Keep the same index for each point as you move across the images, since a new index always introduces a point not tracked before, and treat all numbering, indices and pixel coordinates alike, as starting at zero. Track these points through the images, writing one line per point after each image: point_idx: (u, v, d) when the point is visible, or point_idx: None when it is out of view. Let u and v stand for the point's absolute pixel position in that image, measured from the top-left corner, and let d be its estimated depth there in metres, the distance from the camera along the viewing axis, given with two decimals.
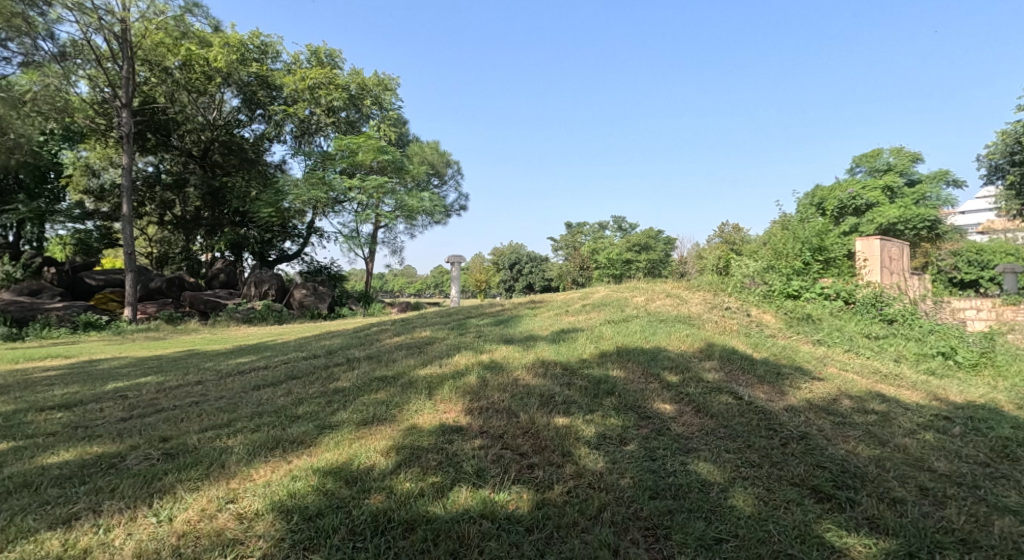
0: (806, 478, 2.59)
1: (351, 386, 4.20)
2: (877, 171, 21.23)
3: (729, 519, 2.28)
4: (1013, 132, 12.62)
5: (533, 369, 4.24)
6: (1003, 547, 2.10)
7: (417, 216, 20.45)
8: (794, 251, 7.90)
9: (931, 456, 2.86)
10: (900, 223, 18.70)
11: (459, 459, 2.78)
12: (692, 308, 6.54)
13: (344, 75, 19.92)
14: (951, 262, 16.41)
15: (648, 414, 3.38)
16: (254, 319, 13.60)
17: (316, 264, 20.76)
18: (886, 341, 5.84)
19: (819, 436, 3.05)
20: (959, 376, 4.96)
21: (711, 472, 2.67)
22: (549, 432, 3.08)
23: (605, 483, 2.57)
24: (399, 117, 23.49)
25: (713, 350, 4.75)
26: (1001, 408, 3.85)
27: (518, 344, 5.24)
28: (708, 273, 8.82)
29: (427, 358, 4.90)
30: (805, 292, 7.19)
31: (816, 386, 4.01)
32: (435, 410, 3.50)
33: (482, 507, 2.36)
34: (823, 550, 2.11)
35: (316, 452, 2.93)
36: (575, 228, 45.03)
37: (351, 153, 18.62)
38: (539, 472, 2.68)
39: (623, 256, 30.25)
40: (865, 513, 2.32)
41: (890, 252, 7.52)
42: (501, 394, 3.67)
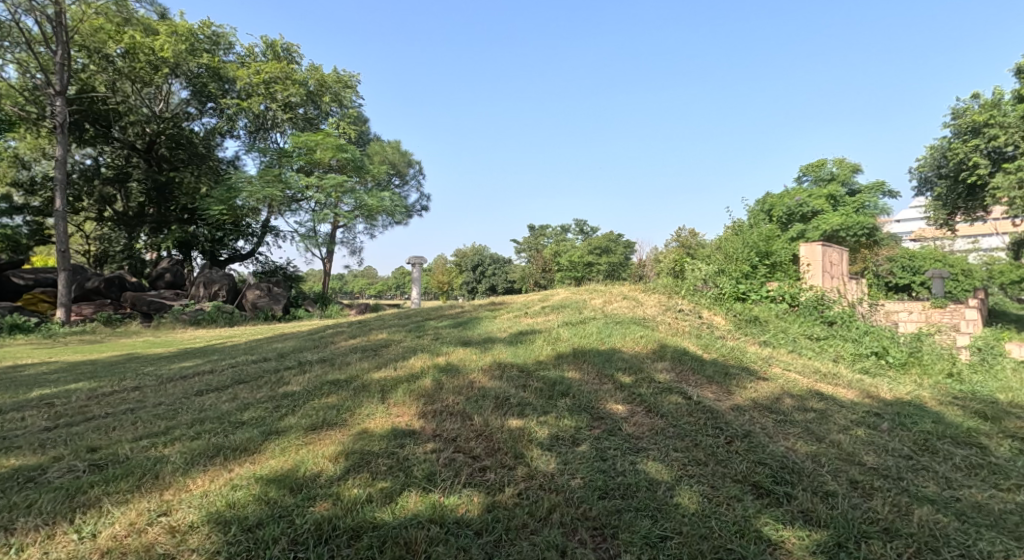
0: (748, 475, 2.69)
1: (301, 390, 4.06)
2: (822, 181, 22.38)
3: (674, 516, 2.34)
4: (940, 146, 13.52)
5: (490, 372, 4.22)
6: (921, 534, 2.23)
7: (377, 216, 20.11)
8: (743, 255, 8.23)
9: (862, 451, 3.03)
10: (843, 231, 19.89)
11: (410, 463, 2.73)
12: (647, 310, 6.73)
13: (301, 70, 19.37)
14: (886, 267, 17.47)
15: (601, 415, 3.43)
16: (203, 320, 13.03)
17: (271, 264, 20.09)
18: (826, 342, 6.18)
19: (761, 434, 3.17)
20: (890, 375, 5.28)
21: (658, 471, 2.74)
22: (503, 434, 3.08)
23: (556, 484, 2.59)
24: (360, 115, 23.05)
25: (665, 351, 4.89)
26: (925, 403, 4.13)
27: (476, 346, 5.24)
28: (664, 275, 9.09)
29: (382, 361, 4.80)
30: (752, 294, 7.52)
31: (760, 386, 4.19)
32: (388, 414, 3.44)
33: (432, 512, 2.33)
34: (760, 543, 2.19)
35: (259, 460, 2.82)
36: (537, 230, 45.57)
37: (308, 151, 18.09)
38: (490, 475, 2.68)
39: (585, 259, 31.89)
40: (800, 506, 2.43)
41: (830, 257, 7.90)
42: (455, 397, 3.64)
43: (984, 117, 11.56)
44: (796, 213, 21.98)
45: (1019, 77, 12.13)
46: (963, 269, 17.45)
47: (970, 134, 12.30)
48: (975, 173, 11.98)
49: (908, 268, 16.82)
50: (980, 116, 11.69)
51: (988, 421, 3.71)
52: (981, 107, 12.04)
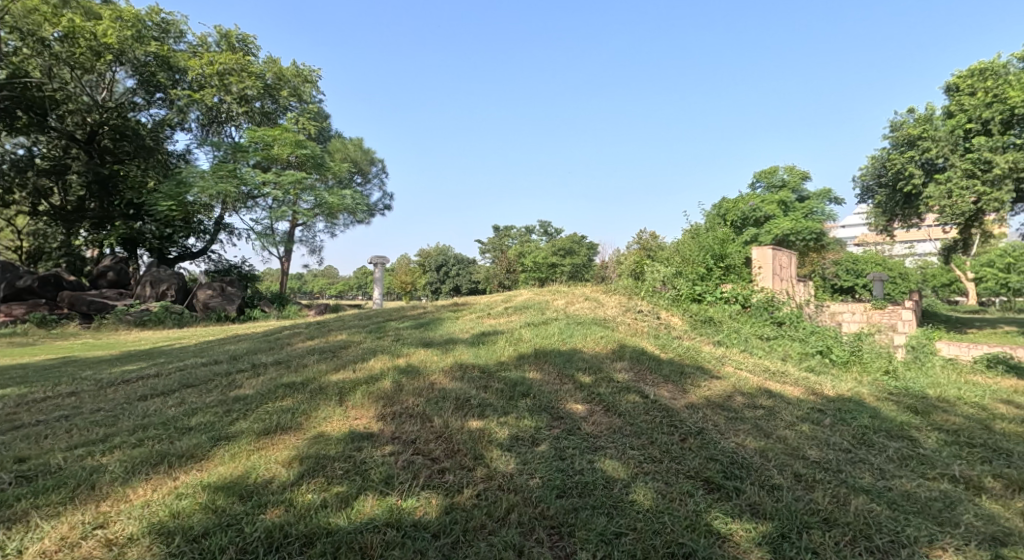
0: (700, 471, 2.78)
1: (254, 393, 3.93)
2: (774, 187, 23.32)
3: (629, 513, 2.39)
4: (881, 156, 14.29)
5: (451, 373, 4.20)
6: (856, 523, 2.36)
7: (338, 214, 19.68)
8: (699, 258, 8.48)
9: (806, 445, 3.18)
10: (793, 235, 20.84)
11: (367, 466, 2.69)
12: (607, 311, 6.85)
13: (258, 62, 18.70)
14: (833, 271, 18.36)
15: (561, 415, 3.47)
16: (149, 321, 12.41)
17: (224, 263, 19.32)
18: (775, 342, 6.45)
19: (713, 431, 3.29)
20: (833, 373, 5.56)
21: (615, 469, 2.79)
22: (462, 436, 3.07)
23: (514, 485, 2.60)
24: (320, 111, 22.46)
25: (624, 351, 4.99)
26: (864, 399, 4.37)
27: (437, 347, 5.20)
28: (624, 277, 9.26)
29: (340, 363, 4.71)
30: (707, 296, 7.76)
31: (713, 384, 4.34)
32: (345, 417, 3.37)
33: (388, 515, 2.30)
34: (709, 537, 2.27)
35: (206, 466, 2.71)
36: (502, 230, 45.77)
37: (265, 146, 17.50)
38: (449, 477, 2.66)
39: (549, 260, 32.18)
40: (747, 500, 2.53)
41: (780, 261, 8.23)
42: (415, 399, 3.60)
43: (918, 130, 12.33)
44: (749, 218, 22.84)
45: (949, 94, 12.99)
46: (900, 272, 18.57)
47: (907, 146, 13.08)
48: (911, 182, 12.75)
49: (852, 272, 17.72)
50: (914, 129, 12.45)
51: (918, 415, 3.97)
52: (916, 121, 12.82)
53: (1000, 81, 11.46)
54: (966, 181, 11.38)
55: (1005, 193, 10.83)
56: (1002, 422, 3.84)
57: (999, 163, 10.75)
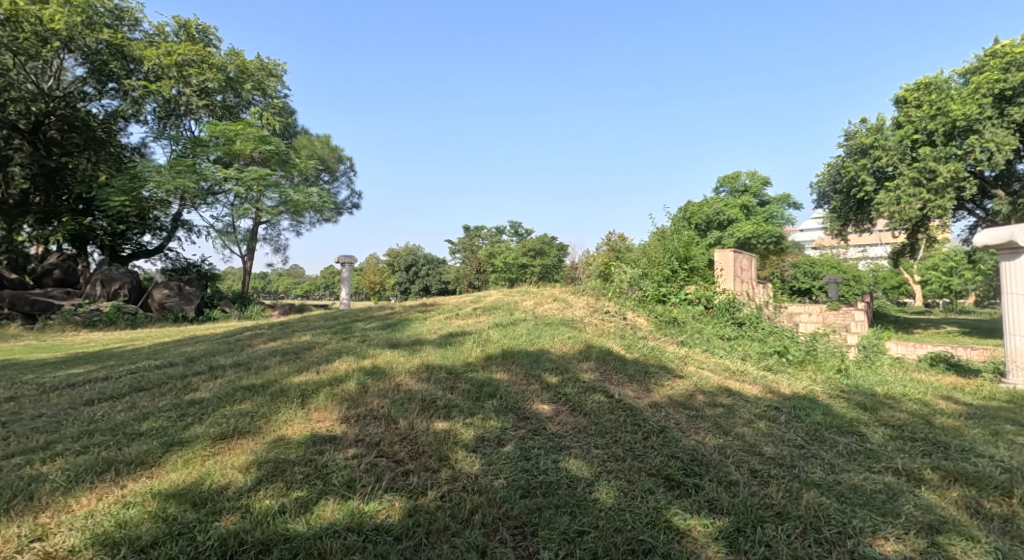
0: (661, 468, 2.84)
1: (211, 397, 3.80)
2: (737, 192, 24.16)
3: (591, 511, 2.42)
4: (836, 164, 14.86)
5: (417, 374, 4.16)
6: (807, 516, 2.45)
7: (303, 212, 19.23)
8: (664, 260, 8.66)
9: (762, 442, 3.29)
10: (754, 238, 21.56)
11: (329, 470, 2.64)
12: (575, 312, 6.91)
13: (220, 54, 18.06)
14: (791, 273, 19.01)
15: (526, 415, 3.48)
16: (99, 322, 11.83)
17: (182, 262, 18.59)
18: (736, 342, 6.65)
19: (675, 429, 3.36)
20: (789, 371, 5.77)
21: (579, 468, 2.82)
22: (427, 437, 3.04)
23: (479, 486, 2.59)
24: (285, 106, 21.85)
25: (591, 351, 5.04)
26: (818, 397, 4.55)
27: (404, 348, 5.14)
28: (592, 277, 9.35)
29: (303, 365, 4.59)
30: (671, 296, 7.89)
31: (676, 383, 4.44)
32: (307, 420, 3.30)
33: (350, 520, 2.26)
34: (668, 532, 2.32)
35: (158, 473, 2.61)
36: (472, 230, 45.63)
37: (227, 142, 16.87)
38: (413, 479, 2.63)
39: (520, 260, 32.38)
40: (706, 496, 2.60)
41: (741, 263, 8.48)
42: (380, 401, 3.54)
43: (870, 139, 12.86)
44: (713, 221, 23.41)
45: (898, 106, 13.61)
46: (853, 274, 19.45)
47: (860, 154, 13.64)
48: (863, 189, 13.34)
49: (809, 274, 18.42)
50: (867, 138, 13.01)
51: (867, 411, 4.15)
52: (868, 131, 13.37)
53: (944, 95, 12.08)
54: (914, 188, 11.98)
55: (948, 200, 11.47)
56: (943, 417, 4.05)
57: (943, 173, 11.37)
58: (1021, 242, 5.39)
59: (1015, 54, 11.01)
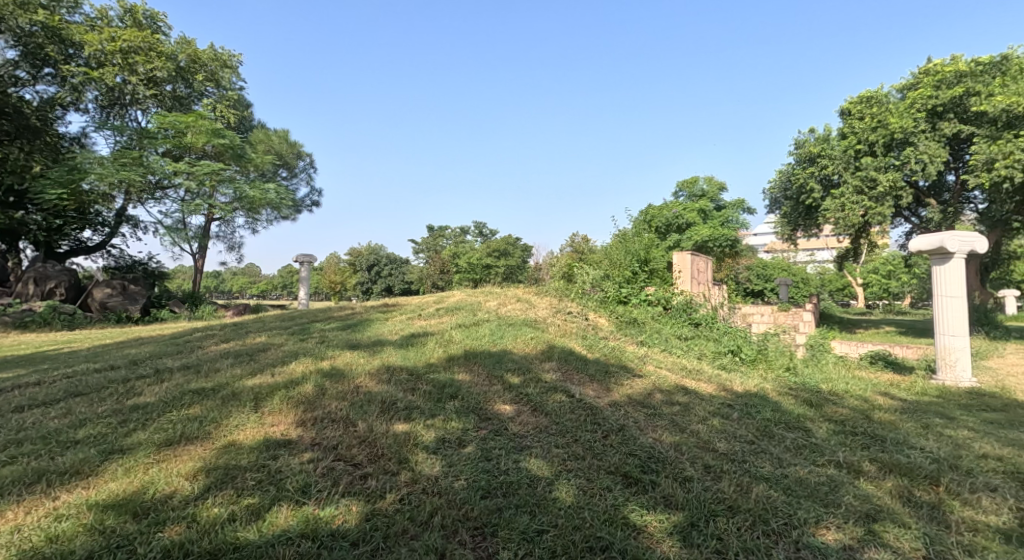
0: (619, 466, 2.90)
1: (156, 401, 3.62)
2: (694, 196, 25.10)
3: (551, 510, 2.44)
4: (787, 171, 15.49)
5: (377, 376, 4.09)
6: (756, 509, 2.55)
7: (260, 209, 18.63)
8: (625, 262, 8.83)
9: (716, 439, 3.40)
10: (711, 241, 22.30)
11: (283, 476, 2.56)
12: (538, 312, 6.95)
13: (169, 43, 17.25)
14: (745, 275, 19.75)
15: (488, 416, 3.48)
16: (32, 323, 11.10)
17: (126, 259, 17.66)
18: (692, 342, 6.85)
19: (633, 428, 3.43)
20: (742, 370, 5.99)
21: (539, 467, 2.85)
22: (387, 440, 2.99)
23: (439, 487, 2.58)
24: (241, 98, 21.08)
25: (552, 352, 5.09)
26: (768, 394, 4.75)
27: (364, 349, 5.04)
28: (555, 278, 9.44)
29: (257, 367, 4.43)
30: (632, 297, 8.05)
31: (635, 382, 4.54)
32: (260, 424, 3.19)
33: (303, 526, 2.20)
34: (626, 529, 2.36)
35: (94, 483, 2.47)
36: (436, 230, 45.24)
37: (177, 134, 16.12)
38: (371, 482, 2.59)
39: (484, 261, 32.35)
40: (662, 492, 2.67)
41: (698, 266, 8.73)
42: (338, 403, 3.47)
43: (817, 148, 13.46)
44: (673, 224, 24.03)
45: (843, 117, 14.34)
46: (802, 277, 20.39)
47: (808, 163, 14.24)
48: (811, 196, 13.99)
49: (762, 276, 19.17)
50: (814, 147, 13.62)
51: (813, 408, 4.36)
52: (816, 140, 13.98)
53: (883, 108, 12.81)
54: (857, 196, 12.64)
55: (887, 208, 12.19)
56: (881, 412, 4.30)
57: (883, 182, 12.08)
58: (950, 248, 5.78)
59: (946, 73, 11.80)
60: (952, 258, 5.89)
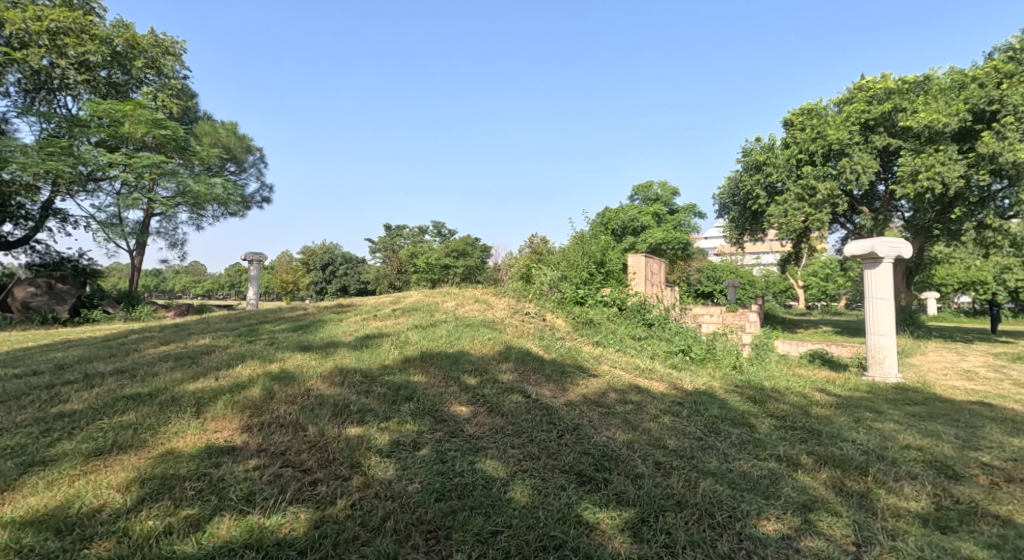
0: (573, 465, 2.93)
1: (85, 408, 3.39)
2: (649, 201, 25.81)
3: (506, 511, 2.45)
4: (735, 177, 16.10)
5: (330, 378, 3.98)
6: (703, 503, 2.64)
7: (205, 205, 17.80)
8: (582, 263, 8.95)
9: (667, 436, 3.49)
10: (664, 244, 22.97)
11: (226, 484, 2.46)
12: (495, 313, 6.96)
13: (105, 25, 16.21)
14: (696, 277, 20.44)
15: (444, 418, 3.45)
16: None
17: (53, 256, 16.47)
18: (645, 342, 7.04)
19: (588, 427, 3.49)
20: (692, 369, 6.20)
21: (495, 468, 2.85)
22: (339, 444, 2.92)
23: (392, 491, 2.53)
24: (185, 88, 20.03)
25: (509, 353, 5.09)
26: (715, 392, 4.93)
27: (316, 351, 4.90)
28: (513, 279, 9.47)
29: (199, 371, 4.22)
30: (589, 298, 8.17)
31: (590, 382, 4.61)
32: (202, 431, 3.05)
33: (247, 536, 2.13)
34: (579, 527, 2.40)
35: (11, 500, 2.29)
36: (394, 230, 44.50)
37: (113, 123, 15.17)
38: (321, 488, 2.52)
39: (442, 261, 32.05)
40: (615, 489, 2.72)
41: (651, 267, 8.96)
42: (288, 407, 3.35)
43: (763, 156, 14.04)
44: (628, 227, 24.59)
45: (787, 127, 15.06)
46: (748, 279, 21.31)
47: (754, 170, 14.81)
48: (757, 202, 14.62)
49: (711, 278, 19.90)
50: (760, 155, 14.21)
51: (756, 404, 4.56)
52: (762, 149, 14.57)
53: (823, 120, 13.54)
54: (799, 203, 13.31)
55: (825, 215, 12.92)
56: (817, 407, 4.55)
57: (822, 190, 12.78)
58: (880, 253, 6.18)
59: (876, 90, 12.63)
60: (882, 263, 6.30)
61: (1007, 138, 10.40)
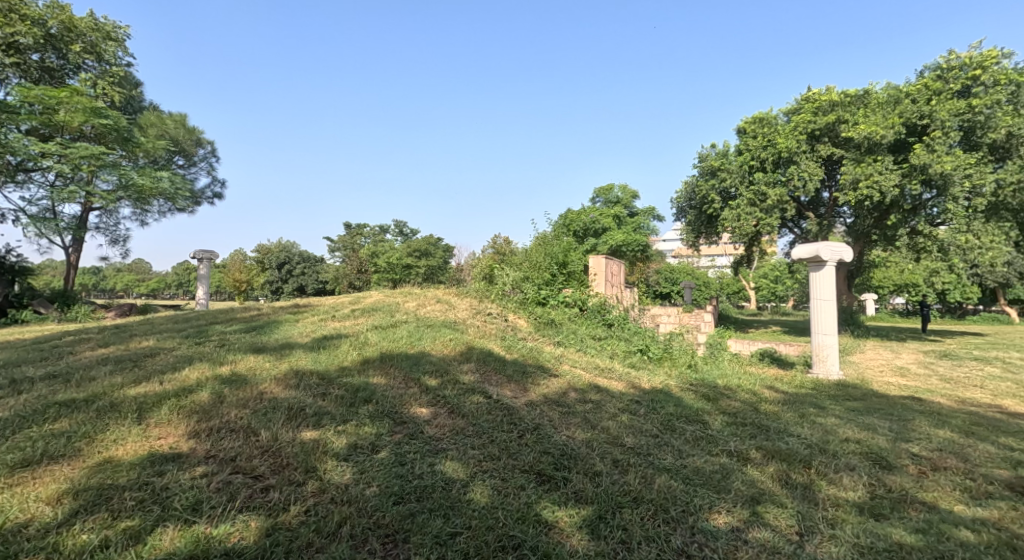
0: (533, 464, 2.95)
1: (12, 416, 3.17)
2: (610, 203, 26.26)
3: (465, 512, 2.44)
4: (691, 182, 16.60)
5: (284, 381, 3.86)
6: (657, 498, 2.71)
7: (151, 199, 16.94)
8: (544, 264, 9.02)
9: (625, 434, 3.57)
10: (624, 246, 23.43)
11: (170, 493, 2.35)
12: (458, 314, 6.92)
13: (38, 6, 15.18)
14: (655, 278, 20.96)
15: (403, 420, 3.41)
16: None
17: None
18: (605, 342, 7.16)
19: (548, 426, 3.52)
20: (649, 368, 6.35)
21: (455, 470, 2.83)
22: (293, 448, 2.84)
23: (348, 495, 2.48)
24: (129, 76, 19.00)
25: (471, 353, 5.07)
26: (671, 390, 5.07)
27: (270, 353, 4.74)
28: (476, 279, 9.45)
29: (142, 374, 4.01)
30: (550, 299, 8.23)
31: (551, 382, 4.66)
32: (145, 438, 2.91)
33: (192, 547, 2.05)
34: (538, 526, 2.41)
35: None
36: (354, 228, 43.62)
37: (46, 111, 14.23)
38: (274, 494, 2.45)
39: (404, 260, 31.58)
40: (573, 488, 2.76)
41: (612, 269, 9.12)
42: (239, 411, 3.23)
43: (717, 162, 14.53)
44: (590, 228, 24.94)
45: (740, 135, 15.63)
46: (704, 281, 22.00)
47: (709, 175, 15.30)
48: (712, 207, 15.11)
49: (669, 280, 20.44)
50: (715, 161, 14.70)
51: (710, 401, 4.72)
52: (716, 155, 15.07)
53: (773, 129, 14.12)
54: (751, 207, 13.85)
55: (775, 219, 13.48)
56: (766, 404, 4.74)
57: (772, 196, 13.33)
58: (824, 256, 6.51)
59: (822, 101, 13.17)
60: (826, 266, 6.62)
61: (937, 150, 11.19)
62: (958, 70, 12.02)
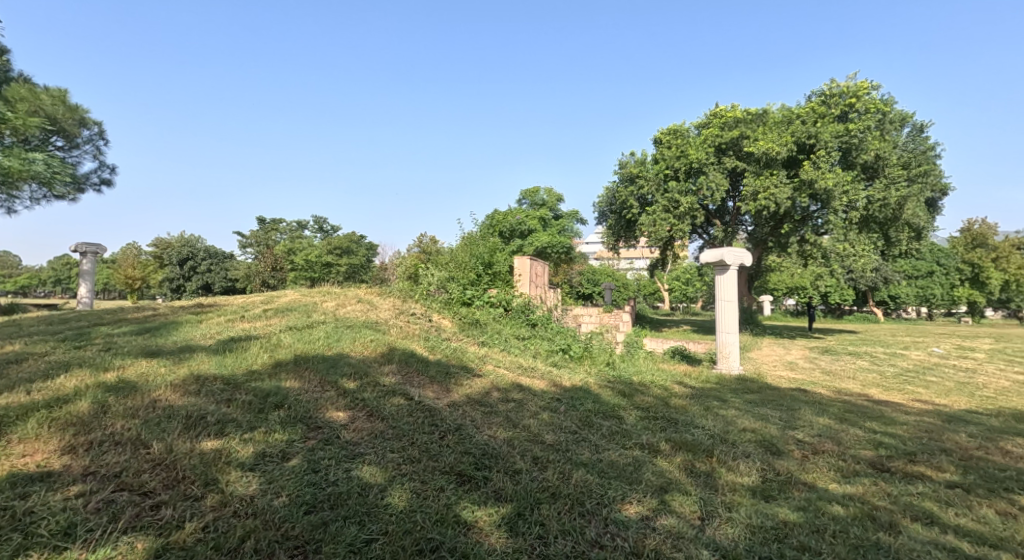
0: (454, 465, 2.93)
1: None
2: (535, 205, 26.71)
3: (381, 517, 2.37)
4: (612, 188, 17.26)
5: (183, 387, 3.54)
6: (573, 493, 2.77)
7: (21, 183, 14.91)
8: (469, 264, 8.98)
9: (545, 432, 3.62)
10: (549, 248, 23.91)
11: (36, 519, 2.08)
12: (379, 314, 6.73)
13: None
14: (577, 279, 21.58)
15: (318, 424, 3.25)
16: None
17: None
18: (528, 341, 7.25)
19: (469, 426, 3.50)
20: (570, 366, 6.52)
21: (372, 474, 2.74)
22: (190, 460, 2.61)
23: (254, 508, 2.33)
24: None
25: (392, 354, 4.93)
26: (590, 387, 5.23)
27: (167, 357, 4.34)
28: (399, 279, 9.23)
29: (3, 384, 3.50)
30: (476, 299, 8.19)
31: (474, 382, 4.64)
32: (5, 456, 2.55)
33: None
34: (457, 527, 2.39)
35: None
36: (268, 223, 41.16)
37: None
38: (166, 511, 2.24)
39: (324, 258, 29.61)
40: (493, 487, 2.77)
41: (536, 270, 9.26)
42: (126, 422, 2.91)
43: (636, 169, 15.21)
44: (516, 230, 25.21)
45: (656, 144, 16.47)
46: (623, 282, 22.94)
47: (628, 181, 15.97)
48: (630, 212, 15.78)
49: (590, 280, 21.12)
50: (634, 168, 15.38)
51: (626, 397, 4.92)
52: (635, 162, 15.77)
53: (685, 140, 15.03)
54: (666, 213, 14.65)
55: (686, 225, 14.34)
56: (676, 398, 5.03)
57: (684, 203, 14.19)
58: (728, 261, 7.00)
59: (728, 117, 14.38)
60: (730, 269, 7.13)
61: (821, 168, 12.48)
62: (839, 96, 13.46)
